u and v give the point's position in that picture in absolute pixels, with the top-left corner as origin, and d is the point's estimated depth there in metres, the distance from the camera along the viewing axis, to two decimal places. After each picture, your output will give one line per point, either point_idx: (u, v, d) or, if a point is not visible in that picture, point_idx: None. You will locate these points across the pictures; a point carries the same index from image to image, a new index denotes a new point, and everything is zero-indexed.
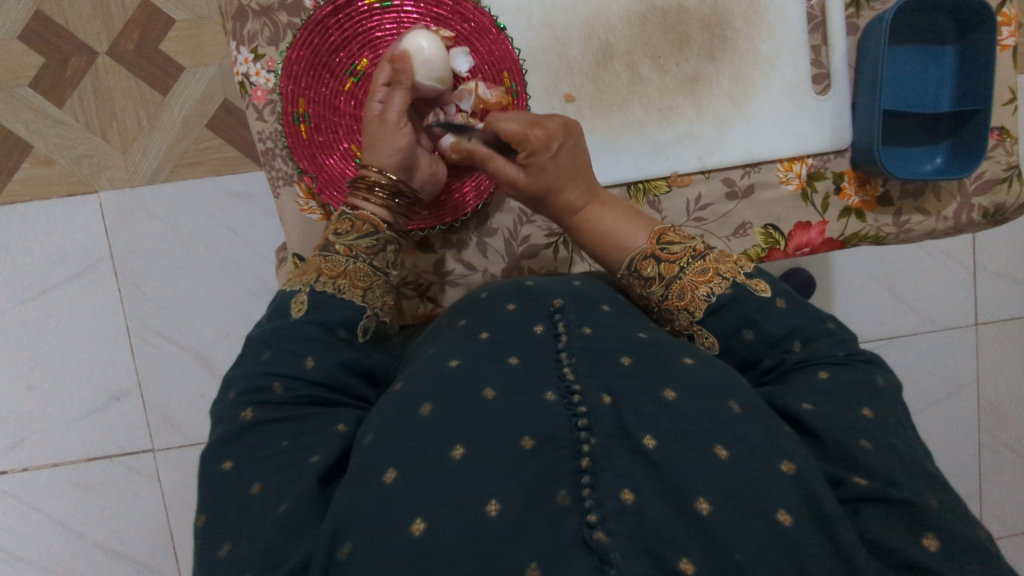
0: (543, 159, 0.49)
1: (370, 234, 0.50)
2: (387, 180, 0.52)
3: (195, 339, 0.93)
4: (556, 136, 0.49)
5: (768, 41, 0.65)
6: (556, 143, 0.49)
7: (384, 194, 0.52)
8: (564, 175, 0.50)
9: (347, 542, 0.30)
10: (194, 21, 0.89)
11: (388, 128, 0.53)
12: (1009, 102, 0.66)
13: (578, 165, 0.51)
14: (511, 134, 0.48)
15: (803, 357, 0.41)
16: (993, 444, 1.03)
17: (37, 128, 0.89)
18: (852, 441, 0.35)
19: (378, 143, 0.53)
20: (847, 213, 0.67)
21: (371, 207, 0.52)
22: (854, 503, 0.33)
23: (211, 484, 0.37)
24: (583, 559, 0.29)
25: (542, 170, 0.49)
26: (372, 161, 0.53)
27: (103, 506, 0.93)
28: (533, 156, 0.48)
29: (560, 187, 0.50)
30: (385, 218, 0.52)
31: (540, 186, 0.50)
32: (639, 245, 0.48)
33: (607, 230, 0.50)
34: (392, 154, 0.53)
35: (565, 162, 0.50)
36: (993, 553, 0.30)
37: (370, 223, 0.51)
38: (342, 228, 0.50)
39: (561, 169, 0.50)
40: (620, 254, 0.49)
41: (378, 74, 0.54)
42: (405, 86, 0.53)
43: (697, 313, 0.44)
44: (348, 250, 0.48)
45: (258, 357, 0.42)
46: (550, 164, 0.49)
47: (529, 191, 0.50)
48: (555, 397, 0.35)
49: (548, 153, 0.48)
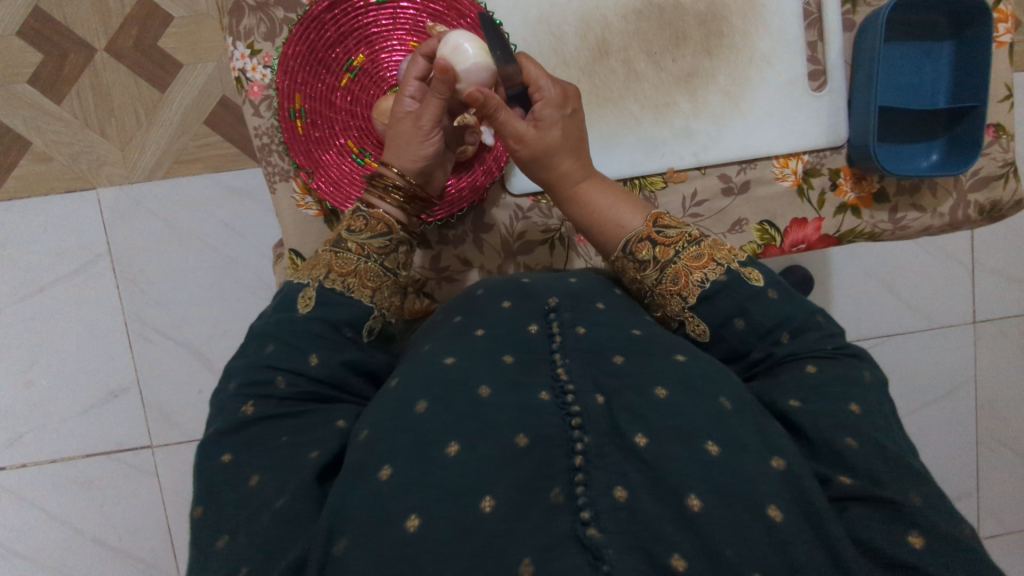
0: (554, 115, 0.50)
1: (384, 234, 0.50)
2: (405, 183, 0.51)
3: (194, 335, 0.93)
4: (570, 99, 0.51)
5: (764, 37, 0.65)
6: (570, 105, 0.51)
7: (401, 198, 0.52)
8: (571, 139, 0.51)
9: (343, 538, 0.30)
10: (192, 17, 0.89)
11: (415, 134, 0.51)
12: (1005, 99, 0.66)
13: (584, 139, 0.52)
14: (532, 77, 0.50)
15: (791, 350, 0.41)
16: (990, 441, 1.03)
17: (34, 124, 0.89)
18: (840, 438, 0.35)
19: (401, 143, 0.52)
20: (843, 209, 0.67)
21: (386, 206, 0.51)
22: (840, 501, 0.33)
23: (210, 477, 0.37)
24: (575, 556, 0.29)
25: (551, 125, 0.50)
26: (392, 161, 0.52)
27: (102, 501, 0.93)
28: (546, 108, 0.50)
29: (563, 151, 0.51)
30: (400, 220, 0.52)
31: (548, 143, 0.50)
32: (636, 227, 0.48)
33: (605, 207, 0.50)
34: (416, 160, 0.52)
35: (573, 129, 0.52)
36: (980, 551, 0.31)
37: (384, 223, 0.50)
38: (355, 225, 0.49)
39: (569, 133, 0.51)
40: (617, 232, 0.49)
41: (412, 69, 0.53)
42: (438, 95, 0.50)
43: (690, 298, 0.44)
44: (360, 249, 0.48)
45: (261, 351, 0.42)
46: (561, 122, 0.51)
47: (536, 146, 0.50)
48: (549, 397, 0.35)
49: (561, 111, 0.50)
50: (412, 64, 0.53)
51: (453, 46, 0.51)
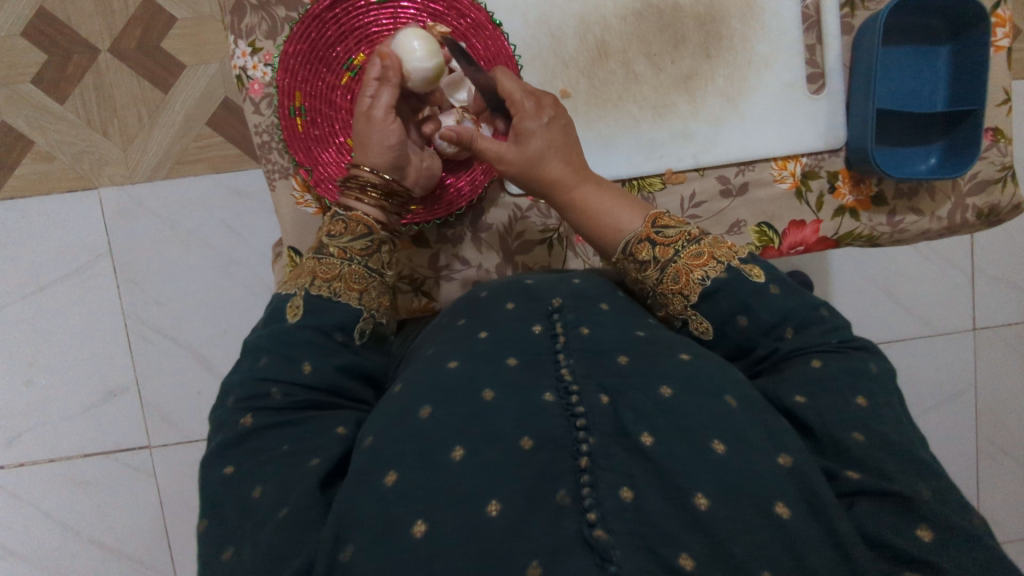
0: (533, 126, 0.50)
1: (365, 236, 0.49)
2: (379, 179, 0.51)
3: (192, 336, 0.93)
4: (547, 108, 0.51)
5: (763, 40, 0.65)
6: (548, 113, 0.51)
7: (378, 195, 0.51)
8: (555, 145, 0.51)
9: (350, 545, 0.31)
10: (196, 19, 0.89)
11: (375, 125, 0.52)
12: (1003, 104, 0.67)
13: (570, 141, 0.52)
14: (506, 94, 0.50)
15: (796, 345, 0.41)
16: (991, 447, 1.04)
17: (38, 124, 0.89)
18: (845, 433, 0.35)
19: (367, 140, 0.52)
20: (841, 212, 0.67)
21: (364, 207, 0.51)
22: (848, 497, 0.34)
23: (213, 488, 0.37)
24: (583, 557, 0.29)
25: (531, 137, 0.50)
26: (362, 160, 0.52)
27: (99, 501, 0.93)
28: (524, 121, 0.50)
29: (547, 158, 0.51)
30: (380, 219, 0.51)
31: (529, 156, 0.51)
32: (634, 229, 0.48)
33: (601, 209, 0.50)
34: (382, 153, 0.52)
35: (557, 135, 0.51)
36: (989, 544, 0.31)
37: (364, 225, 0.50)
38: (335, 230, 0.49)
39: (552, 139, 0.51)
40: (615, 236, 0.49)
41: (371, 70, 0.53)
42: (392, 82, 0.52)
43: (692, 296, 0.44)
44: (342, 252, 0.47)
45: (255, 362, 0.42)
46: (540, 132, 0.50)
47: (518, 162, 0.51)
48: (553, 398, 0.35)
49: (539, 121, 0.50)
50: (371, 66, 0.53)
51: (400, 40, 0.55)
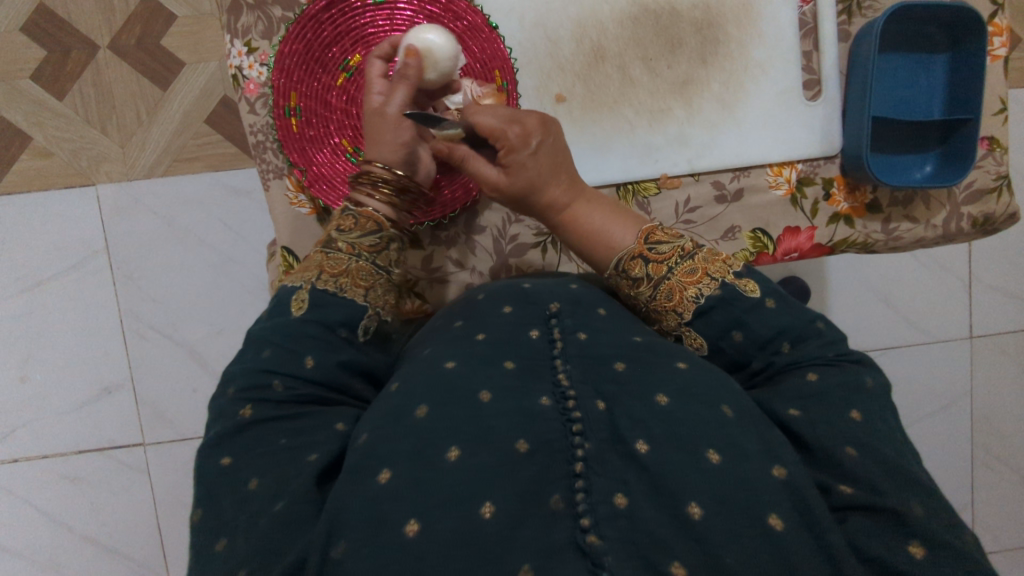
0: (521, 158, 0.49)
1: (375, 232, 0.49)
2: (391, 176, 0.51)
3: (188, 334, 0.93)
4: (534, 133, 0.49)
5: (760, 46, 0.65)
6: (535, 140, 0.49)
7: (390, 190, 0.51)
8: (546, 172, 0.50)
9: (343, 541, 0.30)
10: (194, 17, 0.89)
11: (390, 124, 0.51)
12: (999, 113, 0.67)
13: (559, 161, 0.51)
14: (488, 130, 0.48)
15: (791, 359, 0.42)
16: (985, 456, 1.05)
17: (37, 120, 0.88)
18: (837, 448, 0.36)
19: (379, 137, 0.52)
20: (836, 219, 0.67)
21: (374, 203, 0.51)
22: (841, 511, 0.34)
23: (210, 478, 0.37)
24: (574, 562, 0.29)
25: (521, 169, 0.49)
26: (373, 156, 0.52)
27: (92, 498, 0.93)
28: (512, 154, 0.48)
29: (542, 186, 0.50)
30: (391, 216, 0.51)
31: (522, 185, 0.50)
32: (626, 246, 0.48)
33: (595, 227, 0.50)
34: (396, 149, 0.52)
35: (546, 157, 0.50)
36: (978, 560, 0.31)
37: (373, 221, 0.50)
38: (344, 225, 0.49)
39: (542, 165, 0.50)
40: (606, 252, 0.49)
41: (372, 70, 0.54)
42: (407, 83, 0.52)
43: (686, 314, 0.45)
44: (351, 248, 0.48)
45: (259, 353, 0.42)
46: (530, 161, 0.49)
47: (512, 190, 0.50)
48: (549, 402, 0.35)
49: (527, 151, 0.49)
50: (370, 67, 0.54)
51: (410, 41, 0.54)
